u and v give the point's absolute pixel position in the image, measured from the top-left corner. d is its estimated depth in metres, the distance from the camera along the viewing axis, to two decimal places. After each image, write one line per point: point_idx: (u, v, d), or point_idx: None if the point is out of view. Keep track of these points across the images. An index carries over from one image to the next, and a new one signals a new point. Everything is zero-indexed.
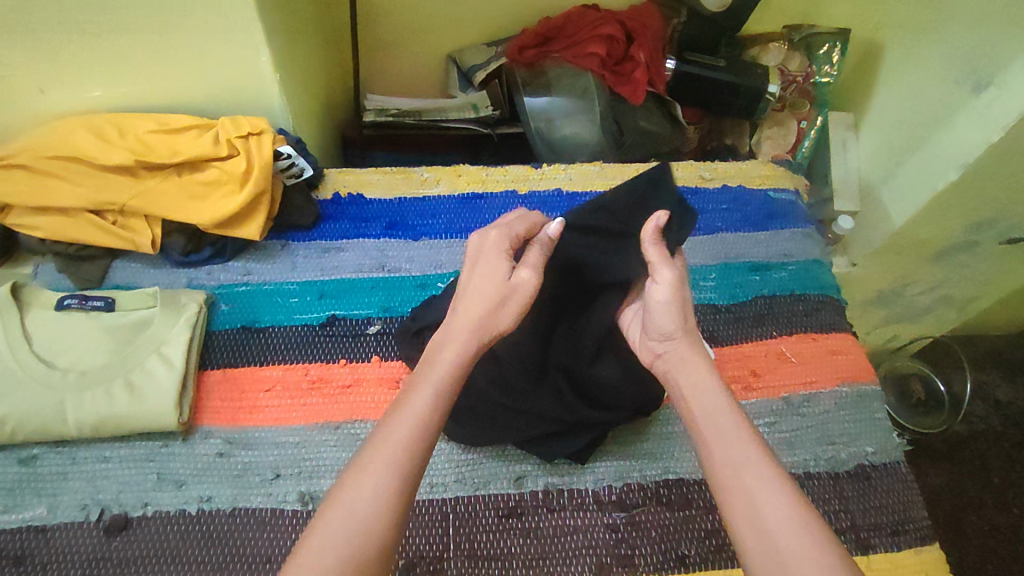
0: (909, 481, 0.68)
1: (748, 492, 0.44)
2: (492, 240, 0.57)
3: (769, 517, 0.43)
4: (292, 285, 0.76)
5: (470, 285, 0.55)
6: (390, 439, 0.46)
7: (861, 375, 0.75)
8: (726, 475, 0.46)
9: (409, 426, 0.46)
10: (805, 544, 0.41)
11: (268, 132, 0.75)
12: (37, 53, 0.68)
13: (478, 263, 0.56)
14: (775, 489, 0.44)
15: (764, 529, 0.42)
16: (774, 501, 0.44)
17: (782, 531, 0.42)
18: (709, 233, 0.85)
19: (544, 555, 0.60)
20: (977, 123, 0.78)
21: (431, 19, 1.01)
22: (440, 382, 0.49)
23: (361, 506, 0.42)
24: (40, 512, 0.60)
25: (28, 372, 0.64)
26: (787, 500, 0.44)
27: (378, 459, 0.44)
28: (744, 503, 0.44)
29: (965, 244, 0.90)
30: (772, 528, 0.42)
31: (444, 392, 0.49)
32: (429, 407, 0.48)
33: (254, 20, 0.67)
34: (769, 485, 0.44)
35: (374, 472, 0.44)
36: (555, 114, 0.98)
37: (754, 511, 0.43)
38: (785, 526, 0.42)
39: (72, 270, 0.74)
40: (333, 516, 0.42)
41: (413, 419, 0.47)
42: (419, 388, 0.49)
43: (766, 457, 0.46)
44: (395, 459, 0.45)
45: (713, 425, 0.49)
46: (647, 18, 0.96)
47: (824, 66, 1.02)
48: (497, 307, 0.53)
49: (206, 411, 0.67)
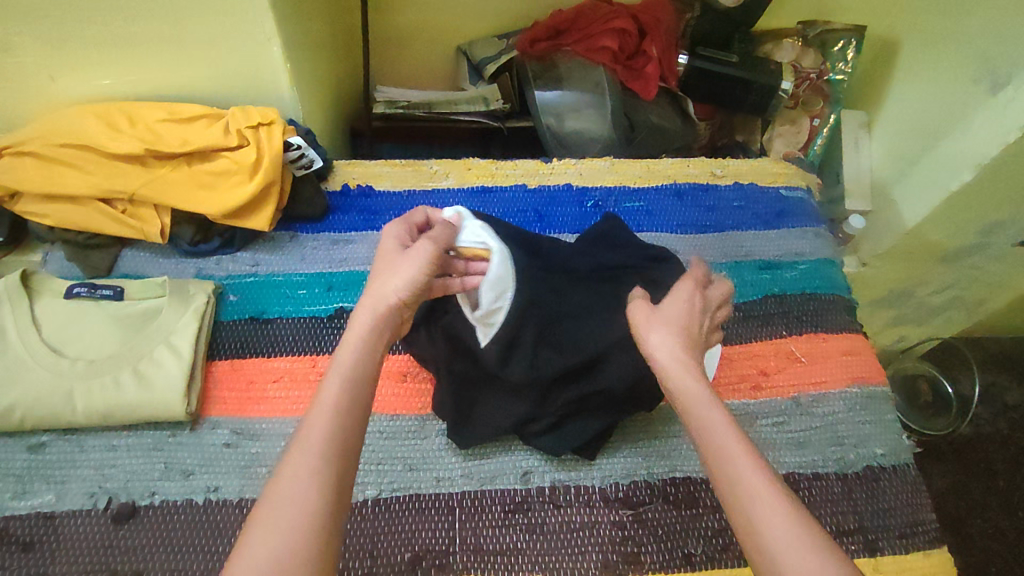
0: (918, 484, 0.67)
1: (750, 514, 0.39)
2: (389, 235, 0.57)
3: (772, 539, 0.37)
4: (300, 276, 0.76)
5: (383, 266, 0.53)
6: (307, 437, 0.42)
7: (872, 375, 0.74)
8: None
9: (328, 417, 0.43)
10: (812, 566, 0.35)
11: (278, 123, 0.74)
12: (49, 40, 0.68)
13: (381, 256, 0.55)
14: (778, 505, 0.38)
15: (767, 551, 0.37)
16: (778, 520, 0.38)
17: (787, 553, 0.36)
18: (720, 232, 0.85)
19: (550, 551, 0.60)
20: (991, 124, 0.77)
21: (443, 12, 1.01)
22: (354, 375, 0.46)
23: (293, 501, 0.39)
24: (49, 499, 0.61)
25: (37, 359, 0.64)
26: (791, 516, 0.38)
27: (302, 457, 0.41)
28: (749, 526, 0.38)
29: (978, 245, 0.89)
30: (775, 551, 0.37)
31: (358, 381, 0.46)
32: (346, 394, 0.45)
33: (264, 8, 0.66)
34: (767, 501, 0.39)
35: (295, 468, 0.40)
36: (566, 108, 0.96)
37: (756, 534, 0.38)
38: (790, 549, 0.36)
39: (82, 258, 0.74)
40: (264, 522, 0.38)
41: (331, 408, 0.44)
42: (330, 377, 0.46)
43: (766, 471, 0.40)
44: (322, 450, 0.41)
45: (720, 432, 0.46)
46: (659, 11, 0.95)
47: (839, 62, 1.00)
48: (397, 279, 0.51)
49: (213, 401, 0.67)
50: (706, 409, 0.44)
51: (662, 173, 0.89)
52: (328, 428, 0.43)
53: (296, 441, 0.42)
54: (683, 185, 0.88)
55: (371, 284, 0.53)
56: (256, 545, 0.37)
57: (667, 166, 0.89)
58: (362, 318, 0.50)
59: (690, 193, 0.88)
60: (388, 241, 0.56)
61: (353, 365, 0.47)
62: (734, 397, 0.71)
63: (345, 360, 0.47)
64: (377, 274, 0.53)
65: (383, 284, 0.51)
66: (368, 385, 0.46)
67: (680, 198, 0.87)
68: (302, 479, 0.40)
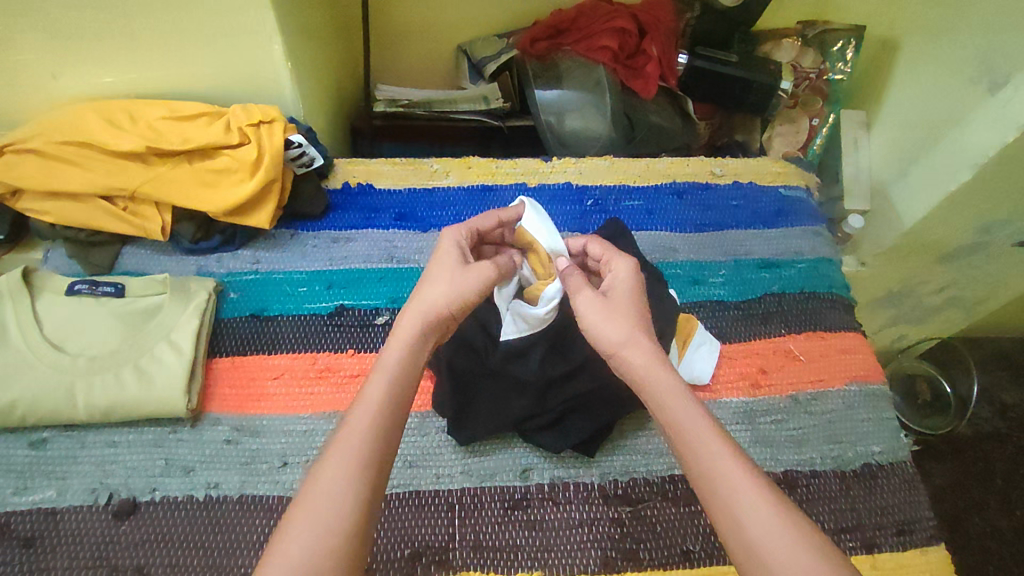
0: (916, 482, 0.68)
1: (728, 504, 0.42)
2: (447, 243, 0.58)
3: (749, 528, 0.41)
4: (300, 274, 0.76)
5: (434, 274, 0.55)
6: (353, 432, 0.44)
7: (870, 374, 0.74)
8: (702, 483, 0.44)
9: (374, 415, 0.45)
10: (788, 553, 0.39)
11: (279, 121, 0.74)
12: (51, 38, 0.68)
13: (435, 261, 0.57)
14: (752, 496, 0.42)
15: (747, 541, 0.41)
16: (753, 509, 0.42)
17: (764, 539, 0.40)
18: (719, 231, 0.85)
19: (550, 548, 0.60)
20: (990, 123, 0.77)
21: (443, 11, 1.01)
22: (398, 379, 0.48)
23: (332, 499, 0.41)
24: (50, 495, 0.61)
25: (39, 356, 0.64)
26: (767, 505, 0.42)
27: (345, 450, 0.43)
28: (726, 520, 0.42)
29: (977, 245, 0.89)
30: (753, 542, 0.41)
31: (402, 386, 0.48)
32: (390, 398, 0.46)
33: (265, 6, 0.67)
34: (745, 496, 0.42)
35: (340, 460, 0.42)
36: (567, 106, 0.96)
37: (736, 525, 0.42)
38: (766, 535, 0.40)
39: (83, 255, 0.75)
40: (307, 508, 0.40)
41: (376, 410, 0.45)
42: (377, 375, 0.48)
43: (742, 464, 0.44)
44: (361, 450, 0.43)
45: (684, 436, 0.46)
46: (659, 10, 0.95)
47: (837, 63, 1.01)
48: (449, 290, 0.53)
49: (214, 398, 0.67)
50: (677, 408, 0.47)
51: (662, 172, 0.89)
52: (374, 424, 0.45)
53: (341, 434, 0.44)
54: (682, 184, 0.88)
55: (421, 289, 0.54)
56: (295, 540, 0.39)
57: (667, 165, 0.90)
58: (410, 321, 0.51)
59: (689, 192, 0.88)
60: (447, 248, 0.58)
61: (400, 369, 0.48)
62: (732, 395, 0.72)
63: (392, 363, 0.48)
64: (430, 280, 0.55)
65: (436, 292, 0.53)
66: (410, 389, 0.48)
67: (680, 197, 0.87)
68: (345, 471, 0.42)
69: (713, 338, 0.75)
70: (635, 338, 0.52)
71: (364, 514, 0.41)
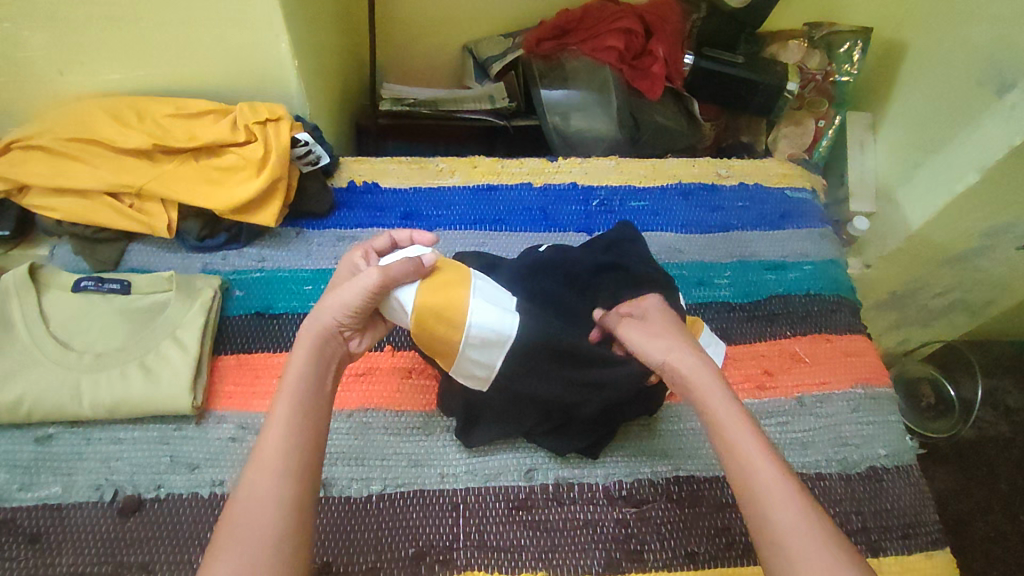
0: (921, 485, 0.68)
1: (760, 499, 0.45)
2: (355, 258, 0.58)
3: (780, 522, 0.43)
4: (306, 272, 0.76)
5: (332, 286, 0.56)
6: (264, 457, 0.45)
7: (876, 377, 0.74)
8: (739, 479, 0.47)
9: (284, 437, 0.46)
10: (812, 545, 0.42)
11: (285, 119, 0.74)
12: (59, 35, 0.68)
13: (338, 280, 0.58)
14: (784, 495, 0.45)
15: (776, 531, 0.43)
16: (786, 505, 0.44)
17: (794, 533, 0.43)
18: (724, 231, 0.85)
19: (554, 548, 0.60)
20: (998, 126, 0.77)
21: (450, 10, 1.01)
22: (301, 397, 0.49)
23: (254, 521, 0.42)
24: (55, 491, 0.61)
25: (45, 353, 0.65)
26: (798, 504, 0.44)
27: (262, 475, 0.44)
28: (757, 512, 0.45)
29: (983, 248, 0.89)
30: (784, 534, 0.43)
31: (307, 403, 0.49)
32: (293, 416, 0.48)
33: (273, 3, 0.67)
34: (777, 490, 0.45)
35: (256, 486, 0.43)
36: (572, 107, 0.96)
37: (764, 519, 0.44)
38: (794, 529, 0.43)
39: (88, 252, 0.75)
40: (232, 532, 0.41)
41: (284, 428, 0.47)
42: (281, 397, 0.49)
43: (775, 461, 0.47)
44: (275, 468, 0.44)
45: (726, 434, 0.49)
46: (666, 12, 0.95)
47: (845, 65, 1.00)
48: (333, 305, 0.54)
49: (219, 395, 0.67)
50: (720, 405, 0.50)
51: (668, 172, 0.89)
52: (286, 444, 0.46)
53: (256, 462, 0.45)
54: (688, 185, 0.88)
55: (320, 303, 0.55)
56: (220, 556, 0.40)
57: (673, 165, 0.90)
58: (303, 342, 0.53)
59: (695, 193, 0.88)
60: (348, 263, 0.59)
61: (300, 386, 0.50)
62: (737, 396, 0.71)
63: (292, 380, 0.50)
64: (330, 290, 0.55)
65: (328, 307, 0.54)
66: (315, 402, 0.49)
67: (686, 198, 0.87)
68: (264, 493, 0.43)
69: (718, 338, 0.74)
70: (677, 349, 0.55)
71: (290, 524, 0.43)
